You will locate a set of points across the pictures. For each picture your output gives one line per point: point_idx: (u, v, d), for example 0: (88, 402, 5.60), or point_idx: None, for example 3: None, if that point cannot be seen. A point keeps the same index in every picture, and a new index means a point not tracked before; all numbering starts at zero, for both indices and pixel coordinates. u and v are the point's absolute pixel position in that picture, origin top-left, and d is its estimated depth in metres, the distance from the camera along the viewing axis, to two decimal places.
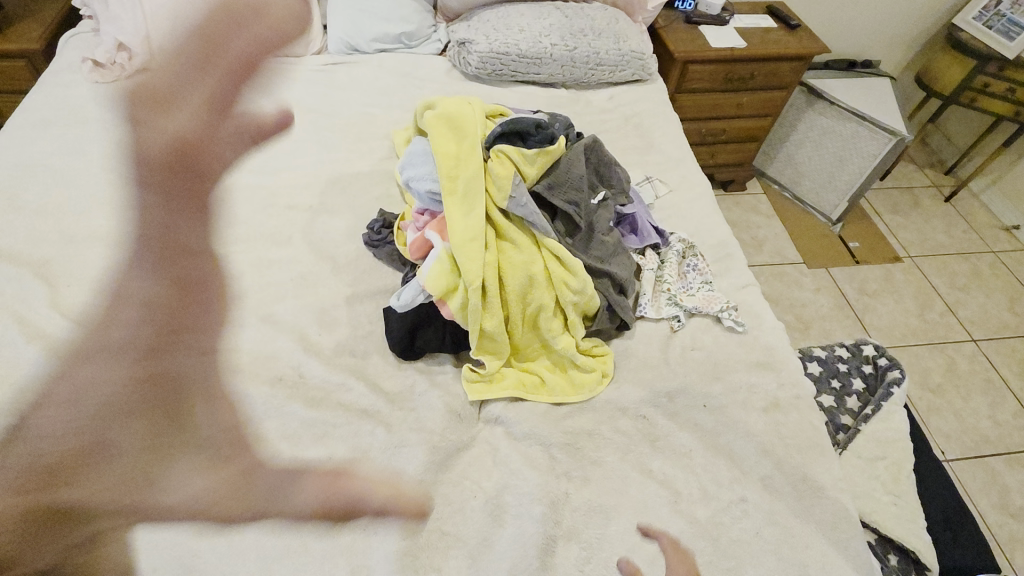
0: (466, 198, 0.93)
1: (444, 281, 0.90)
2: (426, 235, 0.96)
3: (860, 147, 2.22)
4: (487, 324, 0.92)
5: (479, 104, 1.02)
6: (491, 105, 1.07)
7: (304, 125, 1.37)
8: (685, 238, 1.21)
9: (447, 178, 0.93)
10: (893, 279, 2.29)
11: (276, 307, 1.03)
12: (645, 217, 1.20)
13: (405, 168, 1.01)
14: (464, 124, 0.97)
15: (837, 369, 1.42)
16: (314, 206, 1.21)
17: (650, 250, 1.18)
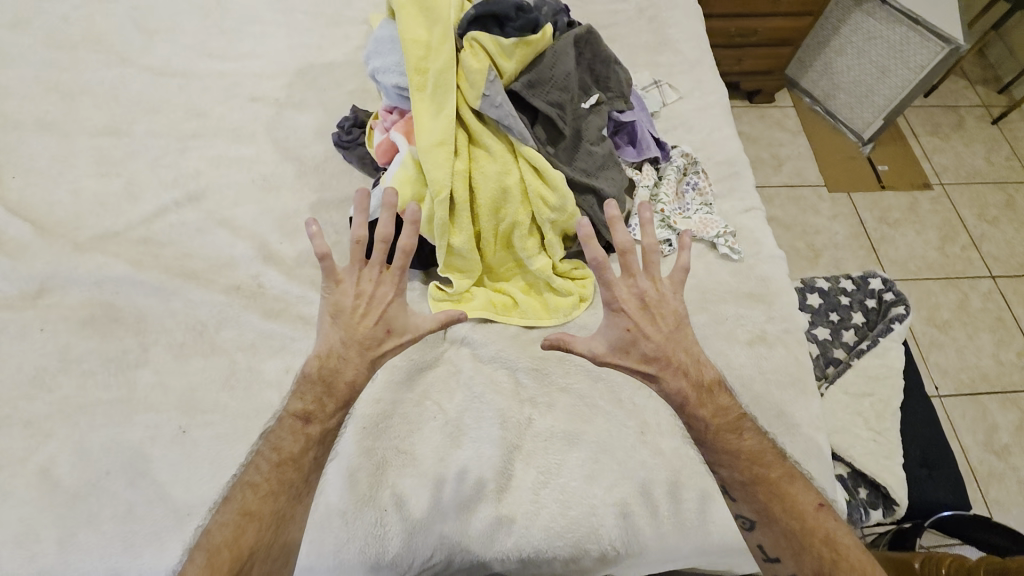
0: (435, 95, 0.81)
1: (408, 190, 0.82)
2: (393, 137, 0.87)
3: (907, 56, 1.98)
4: (455, 240, 0.84)
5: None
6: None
7: (270, 3, 1.21)
8: (688, 153, 1.09)
9: (414, 69, 0.81)
10: (918, 208, 2.15)
11: (236, 211, 0.96)
12: (645, 126, 1.08)
13: (371, 57, 0.89)
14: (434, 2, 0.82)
15: (838, 302, 1.34)
16: (281, 99, 1.09)
17: (647, 165, 1.07)
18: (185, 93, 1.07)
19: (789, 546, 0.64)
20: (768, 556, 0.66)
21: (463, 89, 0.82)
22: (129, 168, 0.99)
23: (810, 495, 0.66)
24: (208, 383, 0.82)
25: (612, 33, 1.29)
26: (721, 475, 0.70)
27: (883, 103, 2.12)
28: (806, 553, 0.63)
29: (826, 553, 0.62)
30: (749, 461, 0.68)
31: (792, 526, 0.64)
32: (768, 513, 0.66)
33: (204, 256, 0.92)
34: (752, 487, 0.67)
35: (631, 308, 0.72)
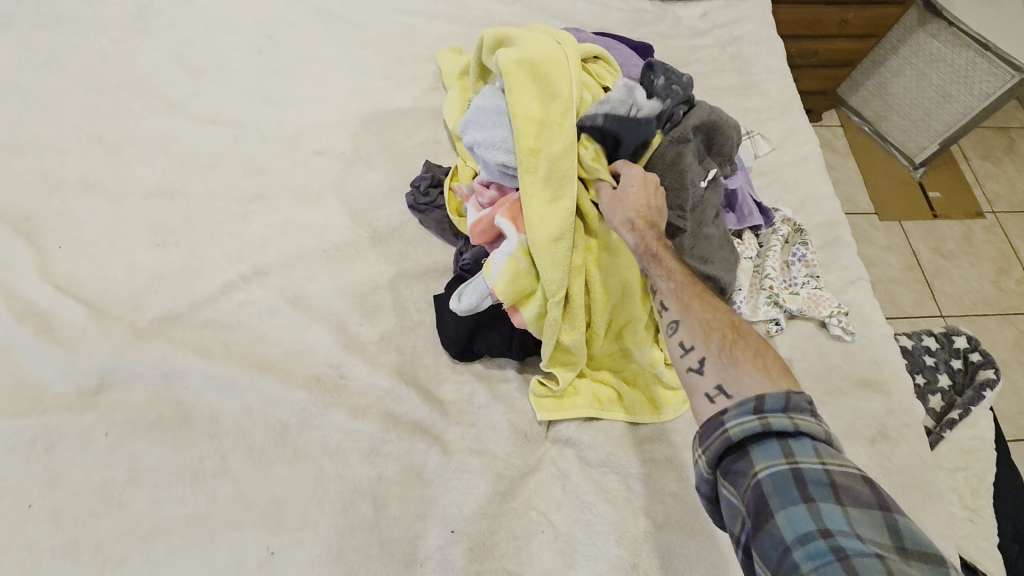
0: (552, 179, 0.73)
1: (519, 286, 0.73)
2: (495, 220, 0.77)
3: (971, 82, 1.89)
4: (566, 336, 0.78)
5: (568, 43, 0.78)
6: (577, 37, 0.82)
7: (328, 38, 1.10)
8: (790, 219, 1.01)
9: (530, 151, 0.73)
10: (971, 237, 2.08)
11: (308, 288, 0.87)
12: (747, 190, 0.99)
13: (469, 126, 0.79)
14: (551, 74, 0.74)
15: (923, 363, 1.26)
16: (347, 152, 1.00)
17: (748, 233, 0.98)
18: (243, 145, 0.97)
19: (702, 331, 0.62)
20: (685, 349, 0.62)
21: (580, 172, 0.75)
22: (187, 237, 0.89)
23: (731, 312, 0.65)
24: (294, 496, 0.74)
25: (693, 73, 1.20)
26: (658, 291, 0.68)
27: (940, 128, 2.04)
28: (716, 337, 0.61)
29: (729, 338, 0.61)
30: (684, 276, 0.68)
31: (709, 317, 0.63)
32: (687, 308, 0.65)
33: (278, 341, 0.83)
34: (678, 287, 0.67)
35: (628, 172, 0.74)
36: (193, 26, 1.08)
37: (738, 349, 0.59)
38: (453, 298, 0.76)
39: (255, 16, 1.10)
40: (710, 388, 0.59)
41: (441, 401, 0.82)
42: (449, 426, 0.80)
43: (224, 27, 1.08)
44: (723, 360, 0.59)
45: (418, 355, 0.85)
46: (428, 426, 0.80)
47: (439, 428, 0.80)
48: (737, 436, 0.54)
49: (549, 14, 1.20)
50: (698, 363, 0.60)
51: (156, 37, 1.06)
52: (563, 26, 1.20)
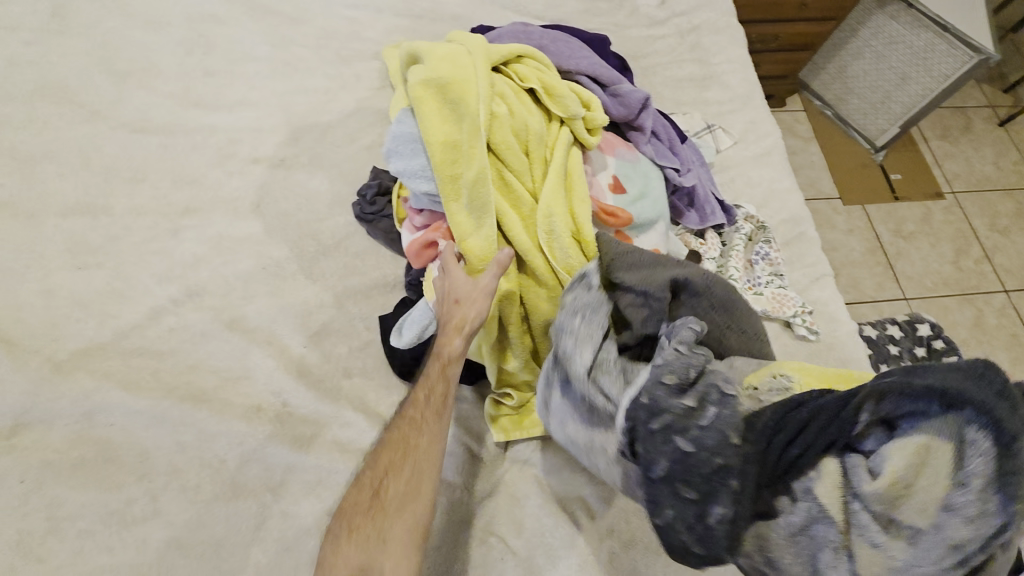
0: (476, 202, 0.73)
1: None
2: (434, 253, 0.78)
3: (932, 64, 1.89)
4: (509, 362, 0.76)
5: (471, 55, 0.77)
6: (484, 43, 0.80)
7: (263, 34, 1.02)
8: (754, 216, 0.99)
9: (448, 176, 0.72)
10: (931, 219, 2.10)
11: (247, 309, 0.81)
12: (707, 187, 0.97)
13: (391, 156, 0.78)
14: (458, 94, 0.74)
15: (888, 352, 1.26)
16: (287, 158, 0.93)
17: (710, 232, 0.96)
18: (170, 153, 0.90)
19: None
20: None
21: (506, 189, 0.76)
22: (109, 257, 0.81)
23: None
24: (236, 537, 0.69)
25: (651, 64, 1.16)
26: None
27: (900, 110, 2.05)
28: None
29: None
30: None
31: None
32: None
33: (214, 368, 0.77)
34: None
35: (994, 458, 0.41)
36: (111, 22, 0.98)
37: None
38: (394, 332, 0.75)
39: (181, 10, 1.01)
40: None
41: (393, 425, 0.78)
42: None
43: (145, 23, 0.99)
44: None
45: (367, 376, 0.81)
46: None
47: None
48: None
49: (501, 5, 1.15)
50: None
51: (71, 36, 0.96)
52: (516, 18, 1.14)
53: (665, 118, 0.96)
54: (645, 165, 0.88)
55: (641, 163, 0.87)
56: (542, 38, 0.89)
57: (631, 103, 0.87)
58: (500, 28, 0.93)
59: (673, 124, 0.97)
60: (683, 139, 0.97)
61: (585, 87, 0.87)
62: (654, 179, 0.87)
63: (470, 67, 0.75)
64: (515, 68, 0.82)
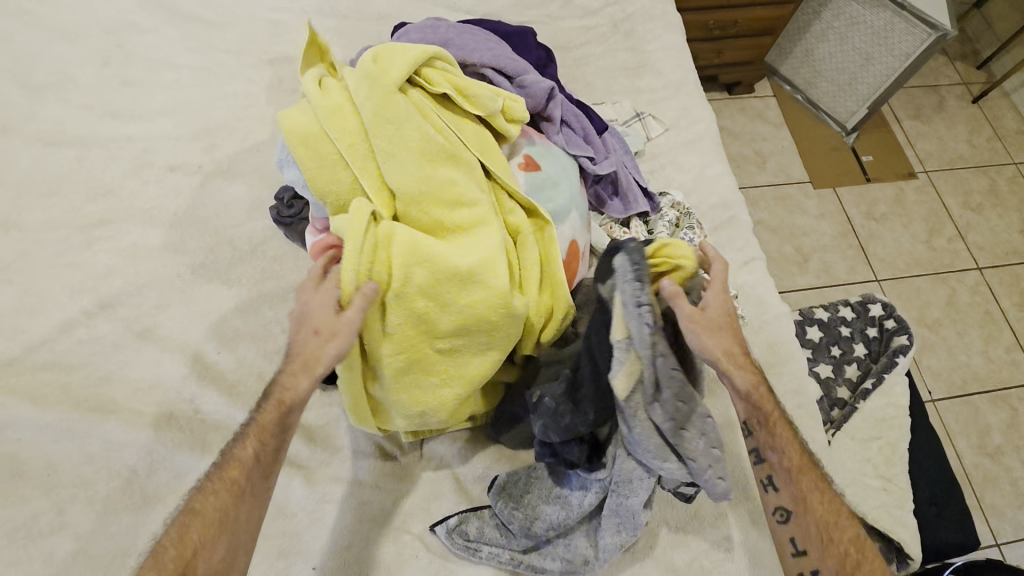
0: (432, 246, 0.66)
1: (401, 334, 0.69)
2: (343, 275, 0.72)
3: (893, 43, 1.88)
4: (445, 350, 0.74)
5: (383, 79, 0.69)
6: (398, 49, 0.72)
7: (184, 41, 1.02)
8: (680, 202, 0.97)
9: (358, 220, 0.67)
10: (903, 199, 2.08)
11: (160, 319, 0.81)
12: (630, 173, 0.96)
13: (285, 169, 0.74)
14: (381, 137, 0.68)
15: (839, 334, 1.23)
16: (205, 164, 0.92)
17: (636, 221, 0.95)
18: (87, 166, 0.90)
19: (819, 537, 0.65)
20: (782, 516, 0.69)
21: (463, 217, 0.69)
22: (21, 272, 0.81)
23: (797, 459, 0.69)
24: (141, 545, 0.69)
25: (583, 55, 1.15)
26: (769, 461, 0.70)
27: (866, 92, 2.03)
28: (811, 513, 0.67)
29: (852, 550, 0.64)
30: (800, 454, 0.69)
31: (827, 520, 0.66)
32: (805, 503, 0.67)
33: (125, 378, 0.77)
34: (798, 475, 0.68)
35: (668, 279, 0.64)
36: (29, 37, 0.98)
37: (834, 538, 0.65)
38: None
39: (100, 22, 1.01)
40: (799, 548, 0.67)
41: (308, 428, 0.77)
42: (315, 454, 0.75)
43: (64, 37, 0.99)
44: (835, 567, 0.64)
45: None
46: (291, 456, 0.75)
47: (303, 457, 0.75)
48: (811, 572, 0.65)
49: (430, 2, 1.14)
50: (781, 512, 0.69)
51: None
52: (445, 14, 1.13)
53: (578, 107, 0.94)
54: (560, 156, 0.86)
55: (556, 152, 0.86)
56: (447, 32, 0.87)
57: (536, 93, 0.86)
58: (410, 26, 0.91)
59: (589, 113, 0.95)
60: (602, 128, 0.95)
61: (491, 78, 0.86)
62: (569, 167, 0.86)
63: (391, 95, 0.68)
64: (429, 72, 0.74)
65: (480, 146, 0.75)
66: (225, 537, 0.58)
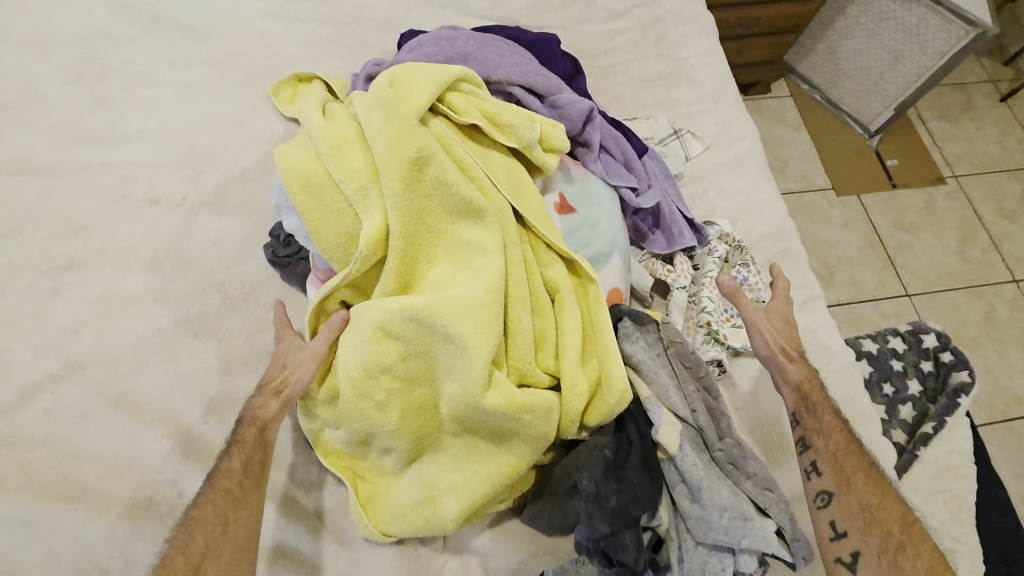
0: (450, 310, 0.57)
1: (414, 406, 0.60)
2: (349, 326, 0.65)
3: (925, 41, 1.76)
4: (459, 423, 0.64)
5: (397, 107, 0.60)
6: (418, 71, 0.64)
7: (163, 53, 0.90)
8: (728, 233, 0.86)
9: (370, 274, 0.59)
10: (934, 207, 1.97)
11: (138, 383, 0.70)
12: (674, 202, 0.85)
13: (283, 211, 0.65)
14: (393, 177, 0.58)
15: (891, 369, 1.15)
16: (188, 197, 0.81)
17: (681, 256, 0.84)
18: (53, 201, 0.78)
19: (862, 516, 0.60)
20: (820, 500, 0.64)
21: (488, 274, 0.59)
22: None
23: (841, 440, 0.66)
24: None
25: (610, 64, 1.04)
26: (814, 448, 0.67)
27: (894, 92, 1.91)
28: (854, 493, 0.62)
29: (896, 534, 0.58)
30: (845, 439, 0.66)
31: (870, 501, 0.61)
32: (849, 482, 0.63)
33: (97, 457, 0.66)
34: (842, 457, 0.64)
35: (726, 285, 0.73)
36: None
37: (877, 526, 0.59)
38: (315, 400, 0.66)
39: (66, 31, 0.89)
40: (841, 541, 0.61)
41: (314, 513, 0.66)
42: (322, 547, 0.64)
43: (25, 50, 0.87)
44: (879, 560, 0.57)
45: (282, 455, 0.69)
46: (294, 550, 0.64)
47: (309, 551, 0.64)
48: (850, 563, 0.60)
49: (439, 5, 1.02)
50: (821, 496, 0.64)
51: None
52: (456, 19, 1.02)
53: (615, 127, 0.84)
54: (600, 189, 0.76)
55: (595, 185, 0.76)
56: (467, 44, 0.76)
57: (572, 115, 0.75)
58: (422, 36, 0.80)
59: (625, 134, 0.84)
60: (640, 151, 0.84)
61: (520, 98, 0.74)
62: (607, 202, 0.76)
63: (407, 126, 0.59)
64: (453, 98, 0.66)
65: (510, 181, 0.66)
66: (230, 543, 0.52)
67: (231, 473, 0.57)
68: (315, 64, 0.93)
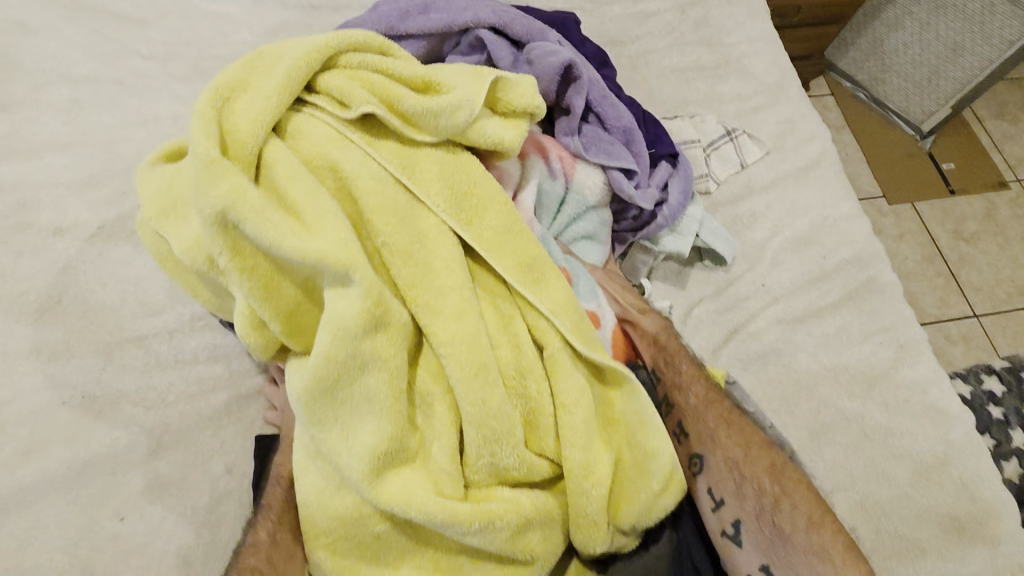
0: (337, 409, 0.43)
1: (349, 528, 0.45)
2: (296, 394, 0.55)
3: (989, 29, 1.57)
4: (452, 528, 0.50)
5: (211, 132, 0.43)
6: (273, 59, 0.48)
7: (91, 46, 0.73)
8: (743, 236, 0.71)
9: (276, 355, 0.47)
10: (996, 215, 1.76)
11: (23, 475, 0.52)
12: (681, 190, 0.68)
13: None
14: (225, 245, 0.42)
15: (990, 417, 0.94)
16: (110, 222, 0.63)
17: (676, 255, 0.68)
18: None
19: (732, 478, 0.50)
20: (694, 464, 0.53)
21: (384, 351, 0.44)
22: None
23: (695, 392, 0.55)
24: None
25: (641, 51, 0.85)
26: (675, 404, 0.56)
27: (950, 88, 1.71)
28: (721, 452, 0.51)
29: (768, 488, 0.48)
30: (703, 385, 0.55)
31: (739, 457, 0.50)
32: (712, 437, 0.52)
33: None
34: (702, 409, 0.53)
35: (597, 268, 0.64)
36: None
37: (779, 508, 0.47)
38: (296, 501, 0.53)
39: None
40: (729, 523, 0.50)
41: None
42: None
43: None
44: (763, 537, 0.48)
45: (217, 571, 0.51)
46: None
47: None
48: (735, 534, 0.50)
49: None
50: (693, 460, 0.53)
51: None
52: None
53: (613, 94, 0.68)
54: (581, 192, 0.62)
55: (577, 186, 0.62)
56: None
57: (544, 75, 0.60)
58: None
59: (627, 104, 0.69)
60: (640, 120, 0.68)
61: (488, 44, 0.61)
62: (591, 204, 0.63)
63: (221, 161, 0.42)
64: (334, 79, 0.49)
65: (448, 188, 0.50)
66: None
67: (259, 549, 0.44)
68: None
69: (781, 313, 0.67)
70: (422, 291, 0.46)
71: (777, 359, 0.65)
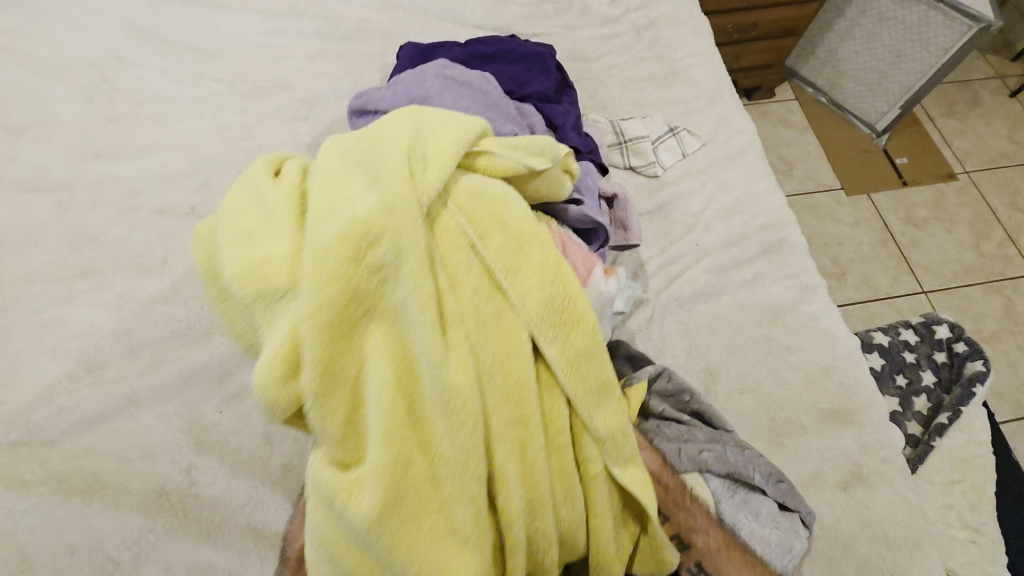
0: (406, 506, 0.51)
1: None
2: None
3: (926, 38, 1.77)
4: None
5: (400, 184, 0.52)
6: (419, 134, 0.58)
7: (173, 73, 0.94)
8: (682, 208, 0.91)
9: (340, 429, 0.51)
10: (945, 203, 1.95)
11: (149, 381, 0.72)
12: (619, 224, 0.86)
13: None
14: (344, 302, 0.48)
15: (903, 361, 1.13)
16: (198, 205, 0.84)
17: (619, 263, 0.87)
18: (68, 211, 0.81)
19: None
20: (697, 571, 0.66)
21: (437, 443, 0.51)
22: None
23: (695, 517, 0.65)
24: None
25: (604, 66, 1.06)
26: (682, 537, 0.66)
27: (898, 90, 1.92)
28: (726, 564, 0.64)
29: None
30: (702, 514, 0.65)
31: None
32: (717, 560, 0.65)
33: (112, 451, 0.68)
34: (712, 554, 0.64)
35: None
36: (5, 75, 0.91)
37: None
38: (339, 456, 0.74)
39: (83, 55, 0.94)
40: None
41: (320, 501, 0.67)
42: None
43: (45, 73, 0.92)
44: None
45: (290, 448, 0.71)
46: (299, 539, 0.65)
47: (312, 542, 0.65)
48: None
49: (437, 17, 1.06)
50: (696, 565, 0.66)
51: None
52: (454, 30, 1.05)
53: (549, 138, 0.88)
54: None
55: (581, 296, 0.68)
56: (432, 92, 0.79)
57: None
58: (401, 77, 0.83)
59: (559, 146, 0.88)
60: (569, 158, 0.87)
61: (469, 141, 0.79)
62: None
63: (403, 205, 0.51)
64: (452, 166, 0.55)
65: (517, 288, 0.56)
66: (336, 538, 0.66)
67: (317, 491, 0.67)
68: (318, 77, 0.97)
69: (710, 265, 0.87)
70: (501, 393, 0.55)
71: (706, 298, 0.85)
